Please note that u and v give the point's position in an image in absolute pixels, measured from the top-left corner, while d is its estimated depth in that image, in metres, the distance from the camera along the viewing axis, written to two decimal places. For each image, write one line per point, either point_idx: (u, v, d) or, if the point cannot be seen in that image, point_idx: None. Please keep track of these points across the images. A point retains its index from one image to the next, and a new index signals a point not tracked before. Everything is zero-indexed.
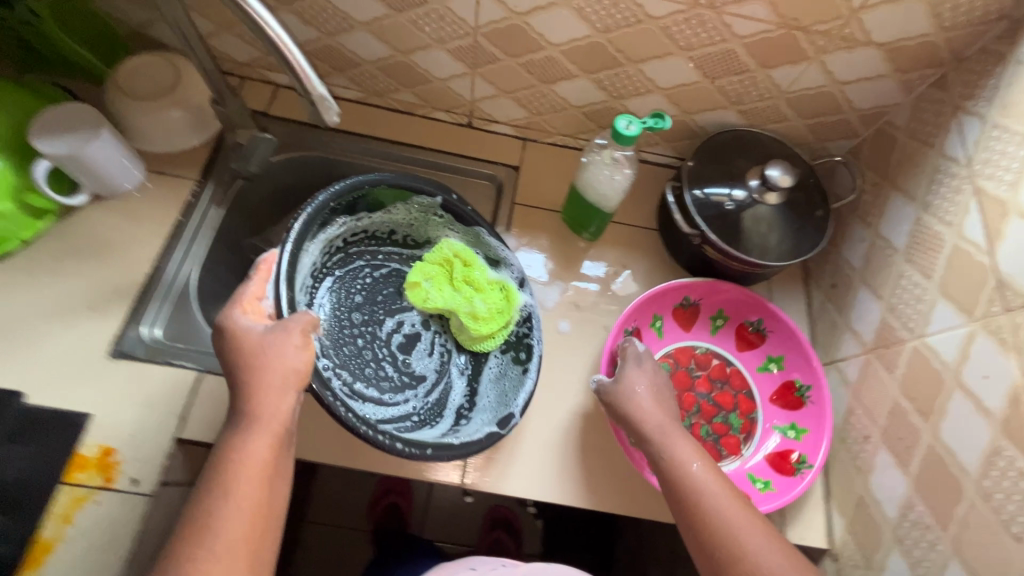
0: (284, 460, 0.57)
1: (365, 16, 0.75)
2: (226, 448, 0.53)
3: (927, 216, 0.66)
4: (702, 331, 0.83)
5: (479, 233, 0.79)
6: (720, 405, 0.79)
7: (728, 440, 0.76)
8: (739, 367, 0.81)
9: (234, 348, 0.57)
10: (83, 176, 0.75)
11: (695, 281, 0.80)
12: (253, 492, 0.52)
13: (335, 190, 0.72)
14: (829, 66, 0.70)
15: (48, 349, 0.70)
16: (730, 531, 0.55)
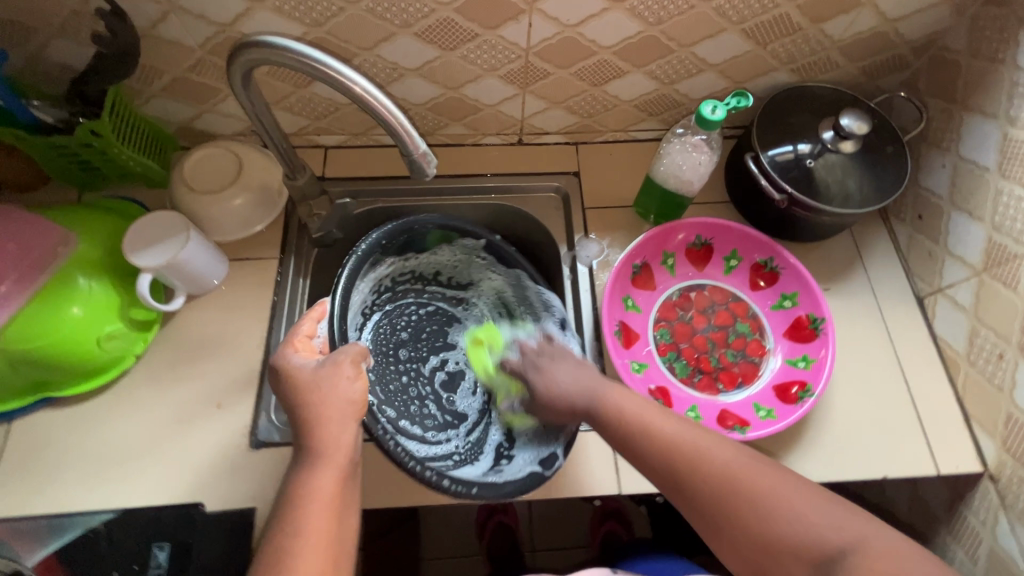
0: (352, 492, 0.56)
1: (415, 63, 0.75)
2: (295, 485, 0.53)
3: (1015, 130, 0.67)
4: (663, 275, 0.86)
5: (520, 276, 0.84)
6: (724, 325, 0.83)
7: (751, 346, 0.82)
8: (713, 284, 0.86)
9: (291, 386, 0.57)
10: (178, 279, 0.76)
11: (690, 223, 0.84)
12: (323, 526, 0.51)
13: (387, 228, 0.79)
14: (881, 7, 0.71)
15: (190, 456, 0.72)
16: (678, 451, 0.55)
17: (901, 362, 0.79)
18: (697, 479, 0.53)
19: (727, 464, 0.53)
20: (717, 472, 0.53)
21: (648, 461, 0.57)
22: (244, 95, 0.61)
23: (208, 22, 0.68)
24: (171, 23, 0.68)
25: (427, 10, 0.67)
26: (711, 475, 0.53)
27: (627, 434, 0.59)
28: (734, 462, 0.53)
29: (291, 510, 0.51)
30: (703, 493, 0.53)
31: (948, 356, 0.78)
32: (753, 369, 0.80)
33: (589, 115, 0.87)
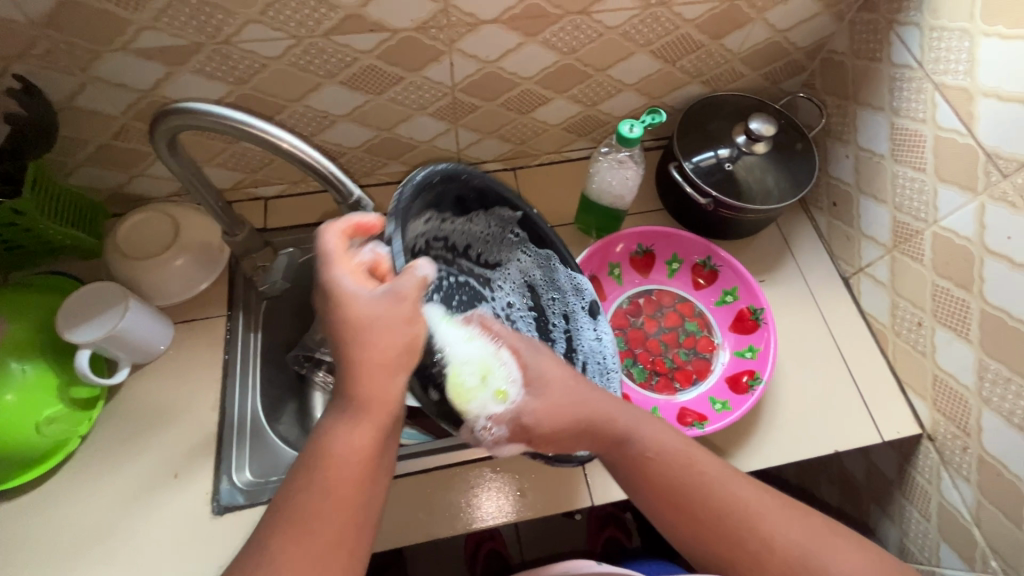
0: (387, 455, 0.52)
1: (344, 109, 0.76)
2: (325, 433, 0.50)
3: (899, 119, 0.74)
4: (612, 287, 0.89)
5: (552, 258, 0.71)
6: (674, 326, 0.87)
7: (701, 343, 0.85)
8: (659, 288, 0.90)
9: (338, 316, 0.50)
10: (120, 351, 0.73)
11: (587, 256, 0.86)
12: (347, 491, 0.48)
13: (442, 168, 0.57)
14: (771, 20, 0.77)
15: (151, 531, 0.69)
16: (746, 512, 0.54)
17: (835, 341, 0.84)
18: (763, 542, 0.53)
19: (790, 536, 0.53)
20: (780, 542, 0.53)
21: (701, 529, 0.55)
22: (171, 159, 0.61)
23: (127, 89, 0.67)
24: (88, 93, 0.67)
25: (350, 59, 0.69)
26: (776, 549, 0.53)
27: (683, 499, 0.55)
28: (802, 531, 0.54)
29: (318, 467, 0.49)
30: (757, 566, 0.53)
31: (878, 328, 0.84)
32: (705, 365, 0.84)
33: (522, 141, 0.90)
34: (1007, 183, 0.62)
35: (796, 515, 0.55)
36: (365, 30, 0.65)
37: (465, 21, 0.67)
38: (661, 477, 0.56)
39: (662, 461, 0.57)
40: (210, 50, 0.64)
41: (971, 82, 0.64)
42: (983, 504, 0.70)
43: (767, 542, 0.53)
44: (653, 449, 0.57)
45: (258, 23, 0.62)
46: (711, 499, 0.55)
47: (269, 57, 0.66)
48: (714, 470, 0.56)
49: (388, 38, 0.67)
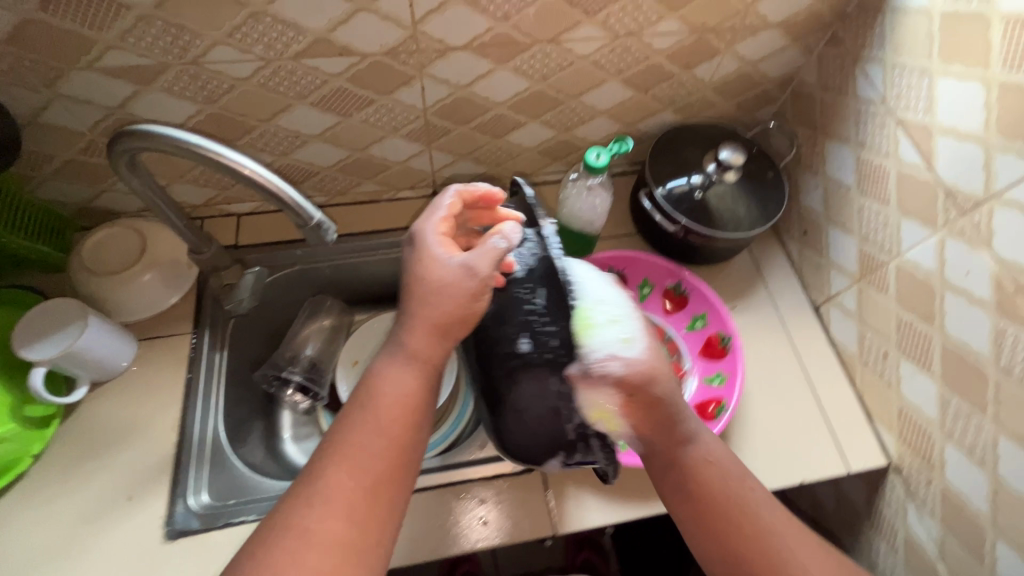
0: (430, 406, 0.56)
1: (316, 129, 0.76)
2: (376, 379, 0.55)
3: (864, 153, 0.75)
4: None
5: None
6: None
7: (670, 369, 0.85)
8: None
9: (426, 269, 0.56)
10: (78, 368, 0.72)
11: None
12: (393, 427, 0.53)
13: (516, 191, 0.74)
14: (741, 52, 0.78)
15: (100, 555, 0.67)
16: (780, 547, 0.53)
17: (804, 370, 0.84)
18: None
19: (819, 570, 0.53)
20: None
21: (733, 553, 0.53)
22: (132, 179, 0.61)
23: (94, 106, 0.67)
24: (53, 109, 0.67)
25: (320, 82, 0.69)
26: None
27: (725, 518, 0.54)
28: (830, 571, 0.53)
29: (370, 403, 0.54)
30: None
31: (846, 358, 0.84)
32: None
33: (497, 164, 0.90)
34: (964, 220, 0.62)
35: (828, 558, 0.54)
36: (334, 54, 0.65)
37: (434, 47, 0.67)
38: (708, 494, 0.55)
39: (711, 480, 0.56)
40: (177, 70, 0.64)
41: (931, 120, 0.65)
42: (947, 541, 0.70)
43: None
44: (703, 467, 0.56)
45: (226, 45, 0.62)
46: (753, 525, 0.54)
47: (237, 77, 0.66)
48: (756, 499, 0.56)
49: (358, 62, 0.67)
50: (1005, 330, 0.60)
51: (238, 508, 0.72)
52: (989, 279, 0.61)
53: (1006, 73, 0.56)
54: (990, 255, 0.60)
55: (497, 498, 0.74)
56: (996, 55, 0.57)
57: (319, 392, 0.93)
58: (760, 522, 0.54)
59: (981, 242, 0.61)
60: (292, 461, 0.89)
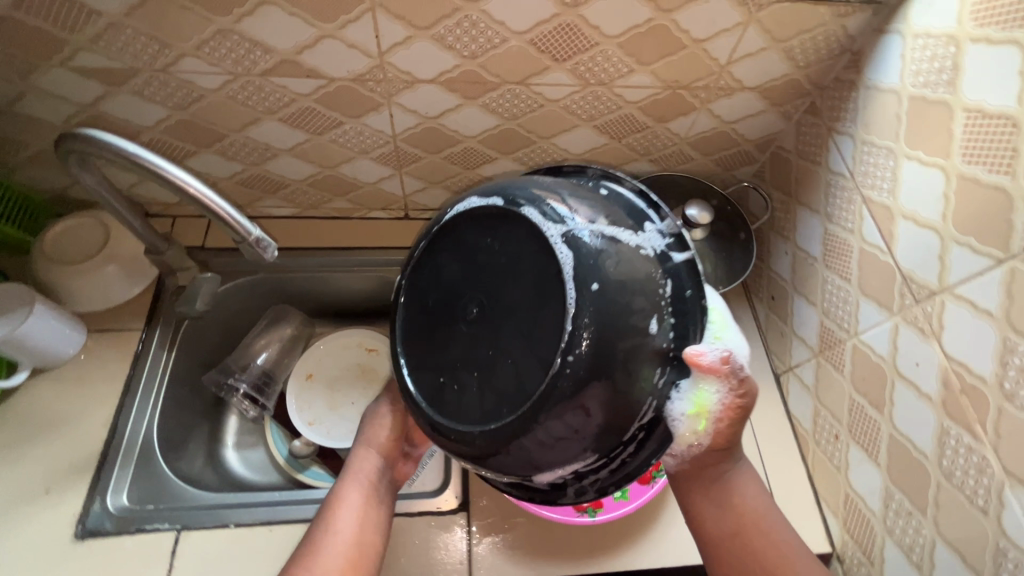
0: (380, 508, 0.60)
1: (286, 144, 0.77)
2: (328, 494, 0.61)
3: (831, 226, 0.73)
4: None
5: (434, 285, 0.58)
6: None
7: None
8: None
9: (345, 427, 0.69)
10: (20, 355, 0.73)
11: None
12: (345, 528, 0.57)
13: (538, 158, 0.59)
14: (717, 111, 0.77)
15: (7, 547, 0.67)
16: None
17: (756, 439, 0.80)
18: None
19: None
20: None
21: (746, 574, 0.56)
22: (82, 177, 0.63)
23: (67, 102, 0.69)
24: (28, 101, 0.68)
25: (288, 100, 0.70)
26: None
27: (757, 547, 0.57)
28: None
29: (323, 514, 0.58)
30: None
31: (802, 435, 0.80)
32: None
33: None
34: (918, 308, 0.60)
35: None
36: (301, 75, 0.66)
37: (402, 78, 0.68)
38: (739, 521, 0.58)
39: (750, 506, 0.58)
40: (147, 75, 0.66)
41: (894, 202, 0.63)
42: None
43: None
44: (745, 492, 0.58)
45: (195, 57, 0.64)
46: (779, 553, 0.56)
47: (207, 88, 0.68)
48: (787, 529, 0.58)
49: (325, 85, 0.68)
50: (949, 430, 0.57)
51: (156, 513, 0.71)
52: (936, 373, 0.58)
53: (965, 164, 0.54)
54: (939, 349, 0.58)
55: (412, 536, 0.72)
56: (957, 145, 0.55)
57: (266, 403, 0.91)
58: (785, 548, 0.57)
59: (932, 334, 0.58)
60: (231, 469, 0.88)
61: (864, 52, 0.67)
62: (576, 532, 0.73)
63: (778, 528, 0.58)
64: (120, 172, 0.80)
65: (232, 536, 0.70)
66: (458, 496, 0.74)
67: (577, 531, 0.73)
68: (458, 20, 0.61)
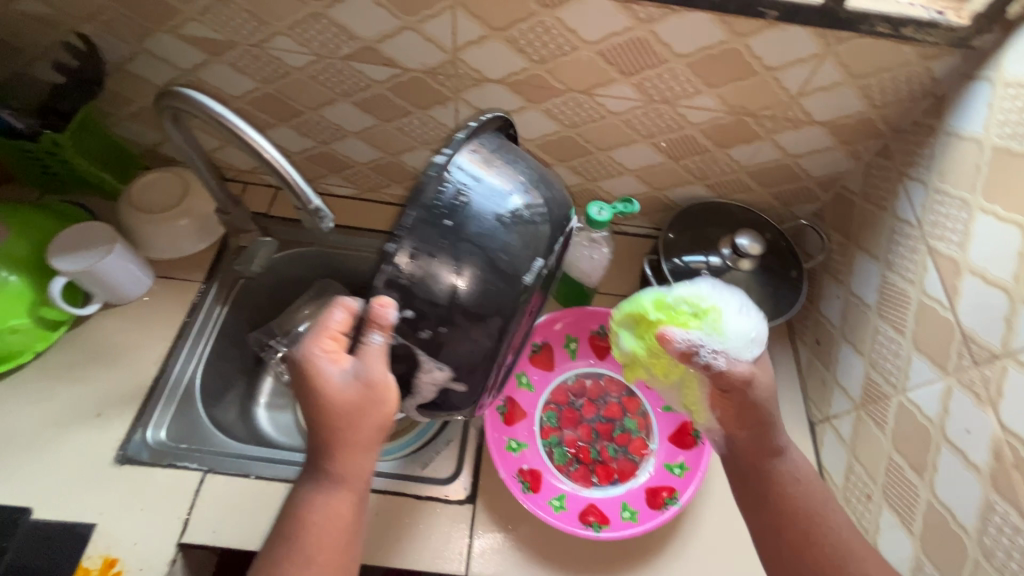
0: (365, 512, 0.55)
1: (355, 127, 0.82)
2: (300, 502, 0.52)
3: (891, 274, 0.70)
4: (563, 362, 0.85)
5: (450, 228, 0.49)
6: (611, 419, 0.81)
7: (633, 444, 0.79)
8: (610, 375, 0.85)
9: (308, 397, 0.52)
10: (95, 287, 0.80)
11: (563, 312, 0.84)
12: (333, 549, 0.51)
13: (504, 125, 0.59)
14: (782, 143, 0.76)
15: (55, 459, 0.73)
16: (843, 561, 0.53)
17: None
18: None
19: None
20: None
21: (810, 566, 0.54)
22: (174, 134, 0.68)
23: (171, 66, 0.76)
24: (138, 61, 0.76)
25: (363, 85, 0.74)
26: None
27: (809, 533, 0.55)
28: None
29: (301, 533, 0.51)
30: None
31: (831, 489, 0.76)
32: (630, 468, 0.77)
33: None
34: (976, 371, 0.56)
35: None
36: (378, 62, 0.70)
37: (471, 76, 0.71)
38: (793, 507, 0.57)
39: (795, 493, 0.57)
40: (242, 48, 0.72)
41: (962, 255, 0.60)
42: None
43: None
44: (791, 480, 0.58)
45: (285, 36, 0.69)
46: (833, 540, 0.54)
47: (292, 66, 0.73)
48: (837, 510, 0.56)
49: (399, 74, 0.72)
50: (995, 506, 0.52)
51: (186, 453, 0.76)
52: (988, 443, 0.54)
53: None
54: (994, 416, 0.54)
55: (415, 519, 0.72)
56: None
57: None
58: (839, 535, 0.55)
59: (988, 400, 0.54)
60: (260, 424, 0.92)
61: (948, 97, 0.64)
62: (579, 547, 0.71)
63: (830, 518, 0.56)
64: (206, 136, 0.87)
65: (251, 486, 0.74)
66: (467, 488, 0.75)
67: (579, 545, 0.71)
68: (532, 25, 0.63)
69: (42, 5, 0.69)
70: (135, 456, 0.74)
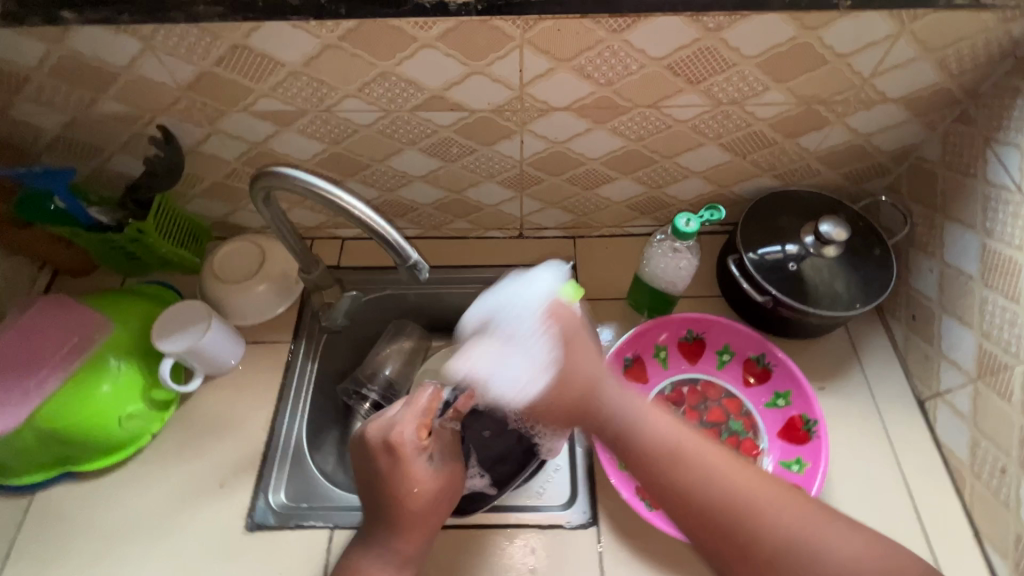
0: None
1: (421, 171, 0.83)
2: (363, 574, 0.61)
3: (992, 242, 0.68)
4: (656, 372, 0.85)
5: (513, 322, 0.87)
6: (716, 424, 0.81)
7: (744, 446, 0.79)
8: (706, 379, 0.84)
9: (389, 473, 0.65)
10: (197, 362, 0.83)
11: (647, 325, 0.84)
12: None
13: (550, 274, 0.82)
14: (853, 124, 0.75)
15: (189, 534, 0.76)
16: (731, 500, 0.54)
17: (900, 468, 0.76)
18: (755, 527, 0.53)
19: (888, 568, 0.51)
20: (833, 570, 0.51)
21: (705, 522, 0.55)
22: (269, 211, 0.70)
23: (242, 141, 0.78)
24: (211, 141, 0.78)
25: (430, 131, 0.75)
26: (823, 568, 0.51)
27: (671, 484, 0.57)
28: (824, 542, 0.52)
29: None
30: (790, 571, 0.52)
31: (954, 465, 0.74)
32: None
33: (584, 214, 0.91)
34: None
35: (779, 502, 0.55)
36: (446, 108, 0.72)
37: (538, 107, 0.71)
38: (655, 462, 0.58)
39: (649, 444, 0.59)
40: (313, 115, 0.73)
41: None
42: None
43: (751, 527, 0.53)
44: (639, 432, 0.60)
45: (356, 97, 0.70)
46: (707, 482, 0.56)
47: (361, 124, 0.74)
48: (695, 451, 0.58)
49: (466, 117, 0.73)
50: None
51: (310, 511, 0.78)
52: None
53: None
54: None
55: (548, 549, 0.73)
56: None
57: None
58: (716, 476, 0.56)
59: None
60: None
61: None
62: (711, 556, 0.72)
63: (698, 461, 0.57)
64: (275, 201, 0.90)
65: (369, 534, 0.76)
66: (587, 511, 0.75)
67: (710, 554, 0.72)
68: (600, 51, 0.64)
69: (122, 103, 0.72)
70: (263, 521, 0.76)
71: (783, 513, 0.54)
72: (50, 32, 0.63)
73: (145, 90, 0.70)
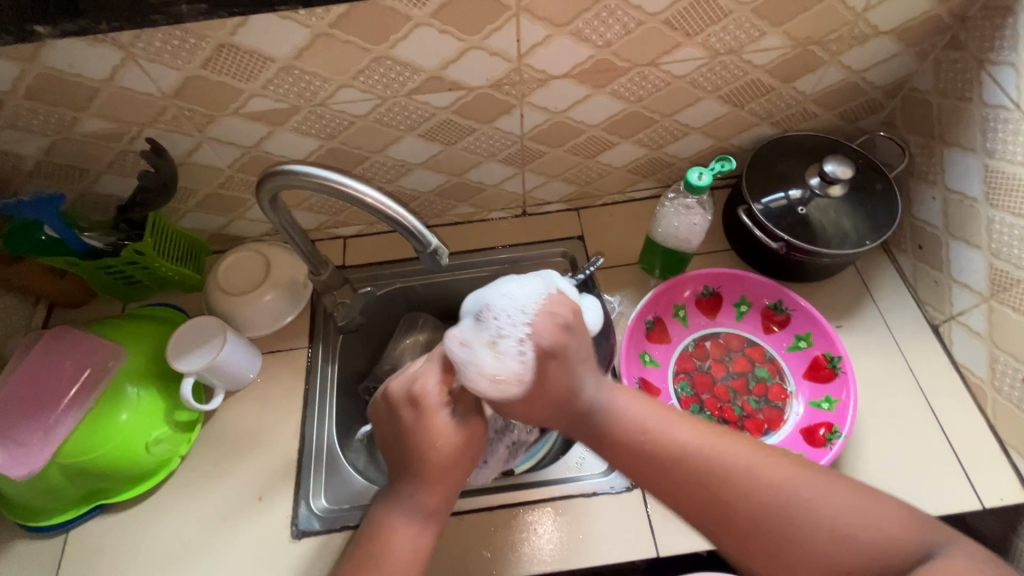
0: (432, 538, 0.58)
1: (421, 158, 0.81)
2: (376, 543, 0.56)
3: (994, 161, 0.70)
4: (678, 330, 0.86)
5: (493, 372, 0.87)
6: (743, 373, 0.83)
7: (772, 392, 0.81)
8: (726, 332, 0.85)
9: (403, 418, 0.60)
10: (217, 378, 0.81)
11: (662, 288, 0.84)
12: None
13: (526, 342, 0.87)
14: (847, 62, 0.75)
15: (234, 550, 0.75)
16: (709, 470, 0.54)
17: (925, 393, 0.78)
18: (736, 499, 0.52)
19: (888, 535, 0.49)
20: (819, 532, 0.50)
21: (690, 500, 0.54)
22: (274, 214, 0.68)
23: (234, 146, 0.75)
24: (203, 150, 0.75)
25: (428, 115, 0.74)
26: (817, 532, 0.50)
27: (650, 469, 0.56)
28: (811, 502, 0.51)
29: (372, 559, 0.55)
30: (789, 546, 0.51)
31: (974, 384, 0.77)
32: (777, 415, 0.79)
33: (586, 183, 0.90)
34: None
35: (760, 470, 0.53)
36: (444, 89, 0.70)
37: (537, 77, 0.70)
38: (629, 450, 0.57)
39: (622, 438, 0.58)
40: (306, 111, 0.71)
41: None
42: None
43: (735, 500, 0.52)
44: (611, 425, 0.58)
45: (351, 86, 0.68)
46: (682, 466, 0.55)
47: (357, 115, 0.72)
48: (669, 433, 0.56)
49: (465, 95, 0.72)
50: None
51: (354, 512, 0.78)
52: None
53: None
54: None
55: (595, 515, 0.73)
56: None
57: None
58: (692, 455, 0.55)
59: None
60: None
61: None
62: None
63: (674, 436, 0.56)
64: None
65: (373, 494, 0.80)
66: None
67: None
68: (597, 11, 0.63)
69: (105, 120, 0.69)
70: (307, 528, 0.76)
71: (765, 479, 0.53)
72: (23, 49, 0.60)
73: (128, 102, 0.67)
